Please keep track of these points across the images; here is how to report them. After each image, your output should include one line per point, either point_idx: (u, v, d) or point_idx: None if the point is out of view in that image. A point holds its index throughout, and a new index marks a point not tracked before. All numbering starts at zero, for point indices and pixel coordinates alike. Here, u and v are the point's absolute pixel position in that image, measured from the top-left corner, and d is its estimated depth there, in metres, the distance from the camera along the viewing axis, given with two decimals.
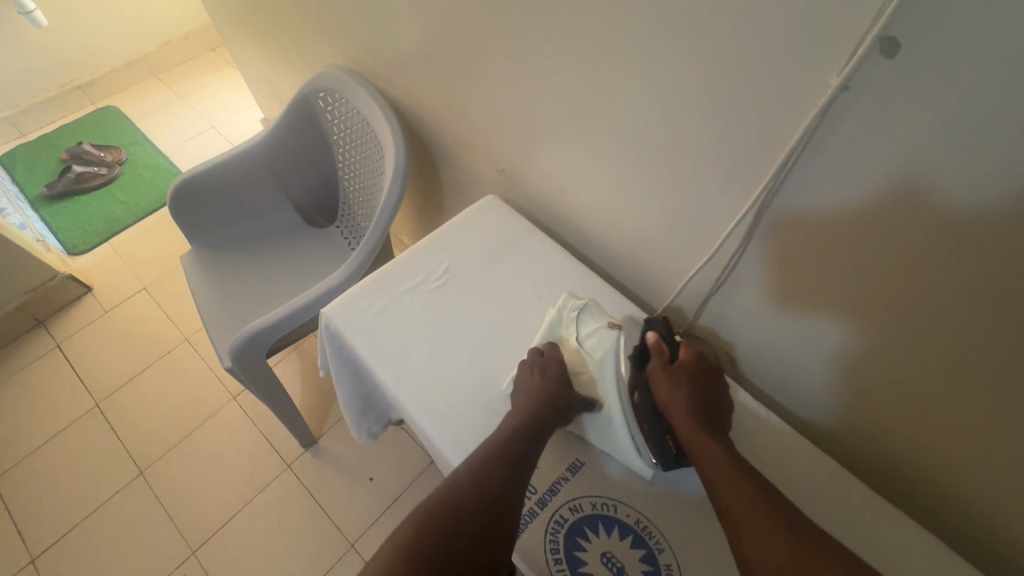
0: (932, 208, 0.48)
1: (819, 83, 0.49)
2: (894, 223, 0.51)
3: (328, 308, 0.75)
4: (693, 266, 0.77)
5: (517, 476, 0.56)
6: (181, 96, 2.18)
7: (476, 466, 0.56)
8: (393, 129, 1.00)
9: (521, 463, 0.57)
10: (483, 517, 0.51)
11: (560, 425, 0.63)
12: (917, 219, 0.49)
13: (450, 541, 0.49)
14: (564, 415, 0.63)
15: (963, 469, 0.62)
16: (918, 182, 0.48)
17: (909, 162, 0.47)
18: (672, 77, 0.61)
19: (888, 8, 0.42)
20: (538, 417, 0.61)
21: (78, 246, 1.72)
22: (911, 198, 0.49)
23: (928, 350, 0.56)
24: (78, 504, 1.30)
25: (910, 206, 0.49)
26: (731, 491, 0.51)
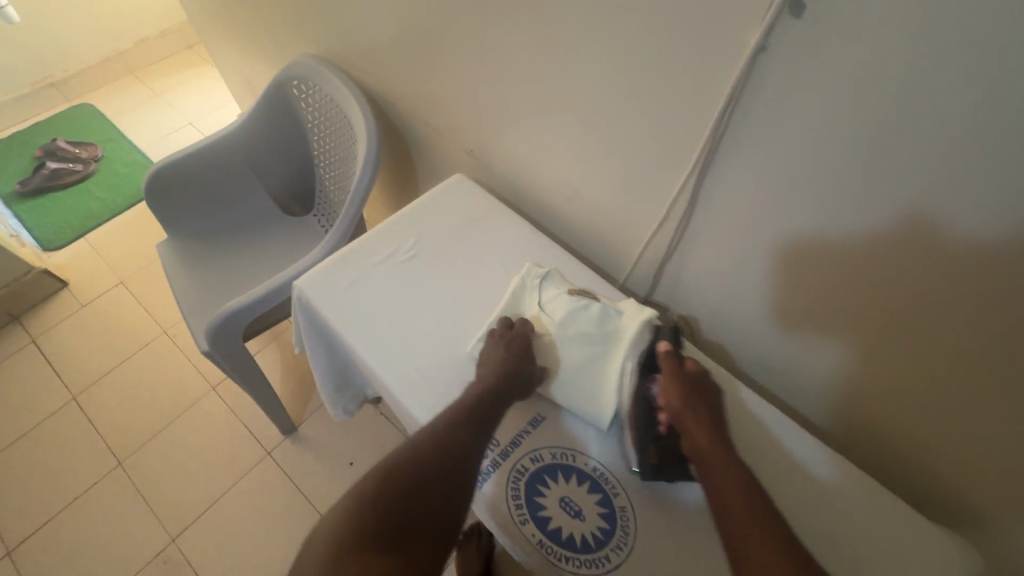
0: (848, 157, 0.53)
1: (742, 44, 0.54)
2: (819, 174, 0.56)
3: (301, 280, 0.78)
4: (649, 233, 0.82)
5: (476, 437, 0.60)
6: (157, 93, 2.18)
7: (438, 428, 0.59)
8: (364, 113, 1.03)
9: (481, 424, 0.61)
10: (442, 473, 0.55)
11: (522, 390, 0.67)
12: (838, 168, 0.54)
13: (412, 493, 0.53)
14: (521, 380, 0.66)
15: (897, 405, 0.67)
16: (833, 134, 0.53)
17: (822, 116, 0.52)
18: (618, 49, 0.66)
19: None
20: (499, 386, 0.64)
21: (53, 242, 1.71)
22: (829, 149, 0.54)
23: (861, 294, 0.61)
24: (55, 497, 1.30)
25: (830, 156, 0.54)
26: (743, 507, 0.51)
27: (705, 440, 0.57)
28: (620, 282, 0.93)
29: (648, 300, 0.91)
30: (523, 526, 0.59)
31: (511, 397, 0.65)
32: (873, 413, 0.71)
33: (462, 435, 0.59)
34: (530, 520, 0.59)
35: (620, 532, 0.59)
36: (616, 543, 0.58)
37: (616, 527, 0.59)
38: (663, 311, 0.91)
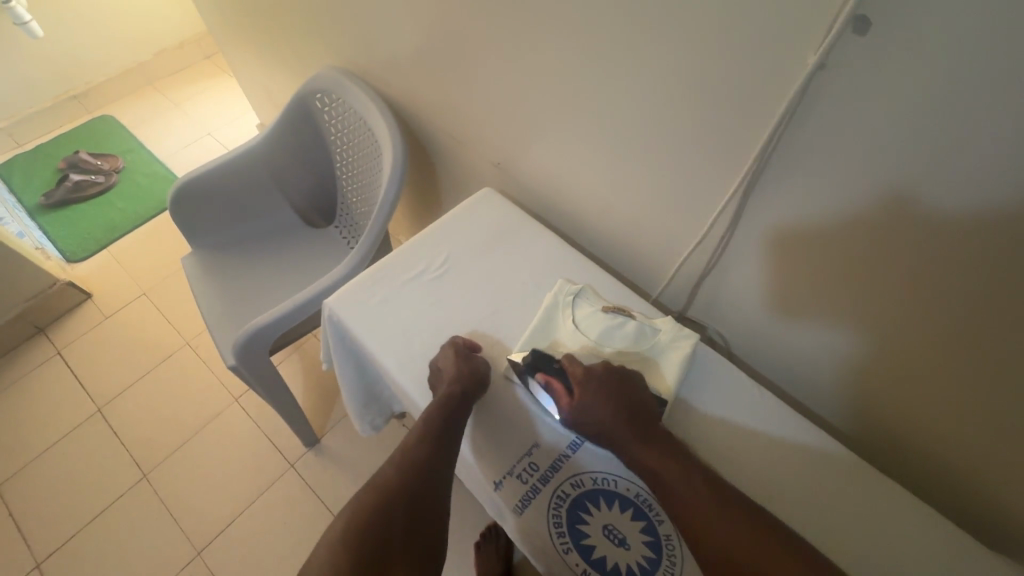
0: (911, 178, 0.50)
1: (797, 63, 0.52)
2: (878, 195, 0.54)
3: (331, 299, 0.77)
4: (685, 249, 0.80)
5: (439, 456, 0.61)
6: (177, 103, 2.20)
7: (404, 453, 0.60)
8: (389, 126, 1.02)
9: (444, 437, 0.61)
10: (412, 497, 0.57)
11: (478, 391, 0.66)
12: (898, 189, 0.52)
13: (387, 523, 0.55)
14: (476, 393, 0.66)
15: (953, 431, 0.64)
16: (896, 153, 0.50)
17: (884, 135, 0.50)
18: (658, 63, 0.64)
19: None
20: (454, 396, 0.63)
21: (77, 254, 1.73)
22: (891, 168, 0.51)
23: (913, 316, 0.59)
24: (81, 509, 1.30)
25: (891, 177, 0.52)
26: (692, 502, 0.52)
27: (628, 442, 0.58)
28: (653, 296, 0.91)
29: (681, 314, 0.90)
30: (566, 554, 0.58)
31: (469, 401, 0.65)
32: (924, 439, 0.68)
33: (426, 460, 0.60)
34: (573, 549, 0.58)
35: (667, 562, 0.57)
36: (663, 574, 0.56)
37: (662, 557, 0.57)
38: (697, 326, 0.89)
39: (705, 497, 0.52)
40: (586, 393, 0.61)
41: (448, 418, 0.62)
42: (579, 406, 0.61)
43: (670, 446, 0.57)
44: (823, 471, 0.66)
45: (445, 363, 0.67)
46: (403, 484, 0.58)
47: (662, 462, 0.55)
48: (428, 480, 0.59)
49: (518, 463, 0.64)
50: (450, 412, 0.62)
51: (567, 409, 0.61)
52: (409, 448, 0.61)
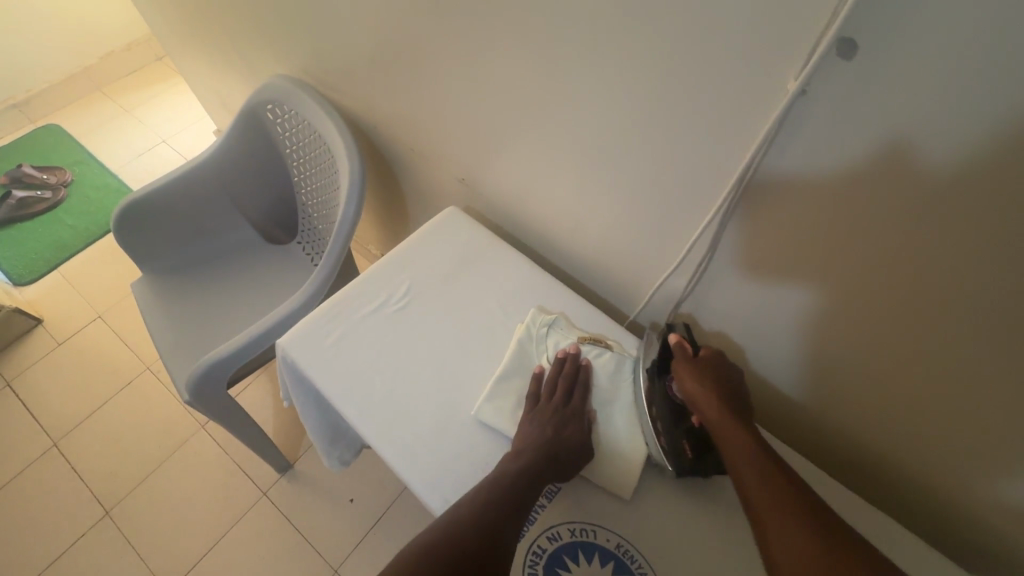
0: (900, 209, 0.47)
1: (777, 86, 0.48)
2: (865, 224, 0.50)
3: (284, 338, 0.71)
4: (663, 270, 0.75)
5: (509, 520, 0.52)
6: (127, 109, 2.08)
7: (467, 505, 0.53)
8: (346, 140, 0.95)
9: (520, 503, 0.54)
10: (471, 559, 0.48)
11: (567, 464, 0.59)
12: (886, 220, 0.49)
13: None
14: (565, 464, 0.59)
15: (949, 458, 0.62)
16: (887, 185, 0.47)
17: (873, 165, 0.46)
18: (628, 78, 0.59)
19: (842, 10, 0.40)
20: (538, 460, 0.57)
21: (24, 277, 1.62)
22: (879, 199, 0.48)
23: (901, 343, 0.56)
24: (39, 553, 1.23)
25: (878, 207, 0.48)
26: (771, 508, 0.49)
27: (717, 418, 0.56)
28: (630, 317, 0.87)
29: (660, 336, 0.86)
30: None
31: (555, 470, 0.58)
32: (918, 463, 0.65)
33: (497, 513, 0.52)
34: None
35: None
36: None
37: None
38: None
39: (787, 495, 0.49)
40: (713, 365, 0.60)
41: (526, 482, 0.56)
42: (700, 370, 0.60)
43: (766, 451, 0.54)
44: None
45: (540, 417, 0.62)
46: (464, 537, 0.50)
47: (748, 448, 0.54)
48: (494, 537, 0.51)
49: None
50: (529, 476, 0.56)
51: (686, 372, 0.60)
52: (481, 492, 0.54)
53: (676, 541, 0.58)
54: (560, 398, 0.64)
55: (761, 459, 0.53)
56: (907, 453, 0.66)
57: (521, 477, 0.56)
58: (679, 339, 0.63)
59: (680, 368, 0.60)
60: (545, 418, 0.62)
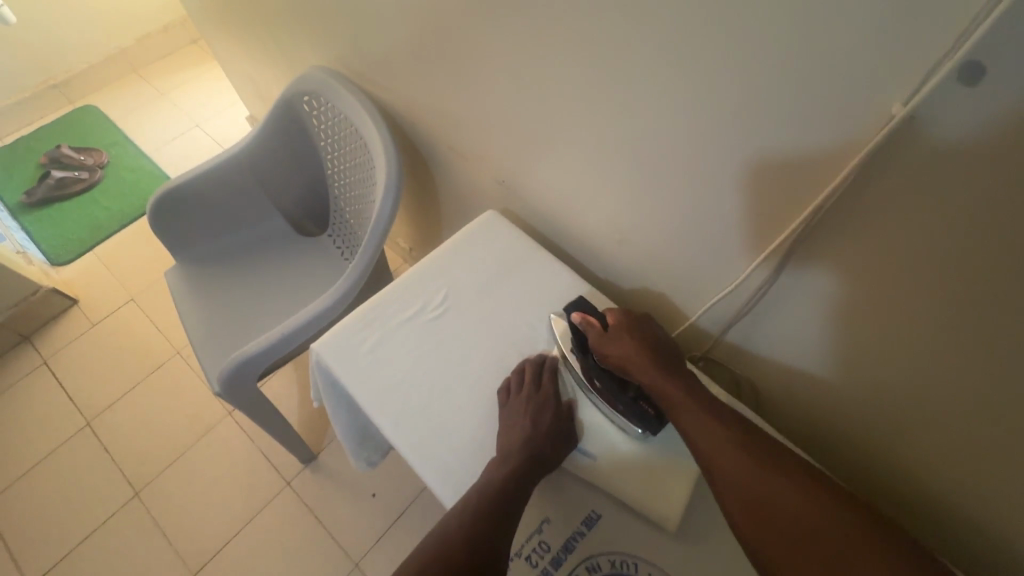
0: (1012, 262, 0.41)
1: (879, 109, 0.43)
2: (967, 274, 0.45)
3: (319, 342, 0.69)
4: (715, 290, 0.71)
5: (500, 528, 0.52)
6: (162, 92, 2.09)
7: (459, 514, 0.53)
8: (383, 137, 0.93)
9: (509, 507, 0.54)
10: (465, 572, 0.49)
11: (551, 464, 0.59)
12: (994, 272, 0.43)
13: None
14: (549, 465, 0.58)
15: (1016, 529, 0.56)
16: (994, 228, 0.41)
17: (978, 207, 0.41)
18: (697, 90, 0.54)
19: (974, 33, 0.35)
20: (525, 463, 0.56)
21: (61, 257, 1.65)
22: (988, 248, 0.42)
23: (990, 404, 0.50)
24: (72, 530, 1.26)
25: (985, 257, 0.43)
26: (713, 449, 0.53)
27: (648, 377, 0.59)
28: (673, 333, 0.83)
29: (706, 356, 0.81)
30: None
31: (540, 473, 0.57)
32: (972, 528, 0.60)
33: (489, 517, 0.52)
34: None
35: None
36: None
37: None
38: (722, 369, 0.80)
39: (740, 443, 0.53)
40: (625, 327, 0.63)
41: (513, 487, 0.55)
42: (614, 336, 0.63)
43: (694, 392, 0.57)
44: None
45: (518, 415, 0.61)
46: (458, 549, 0.50)
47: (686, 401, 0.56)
48: (488, 540, 0.51)
49: (526, 542, 0.56)
50: (517, 479, 0.55)
51: (599, 343, 0.63)
52: (469, 506, 0.54)
53: None
54: (530, 390, 0.63)
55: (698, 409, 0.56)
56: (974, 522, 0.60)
57: (508, 481, 0.55)
58: (585, 318, 0.65)
59: (602, 341, 0.63)
60: (520, 412, 0.61)
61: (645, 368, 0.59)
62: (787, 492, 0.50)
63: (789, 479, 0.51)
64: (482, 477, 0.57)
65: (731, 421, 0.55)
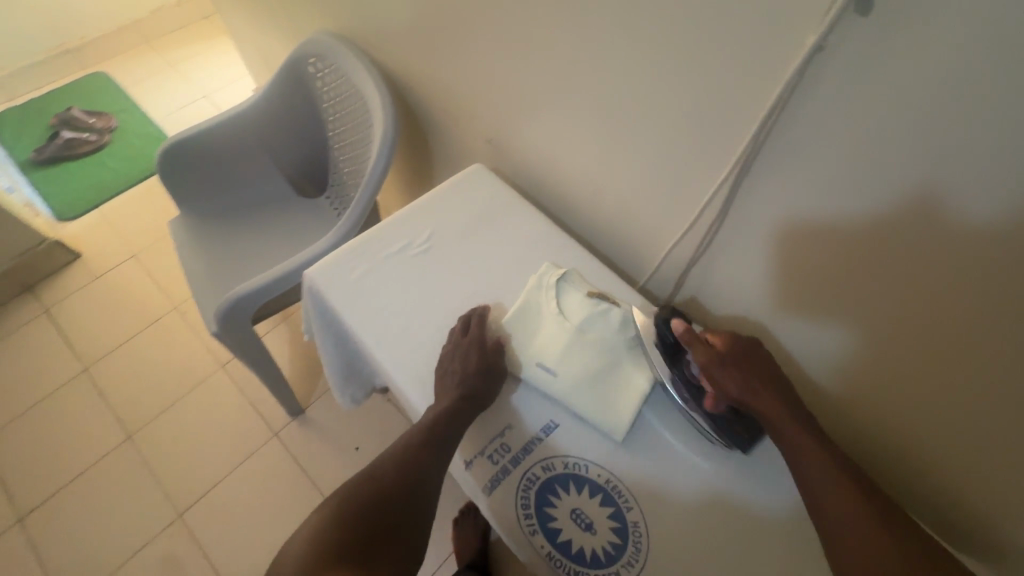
0: (906, 173, 0.48)
1: (798, 44, 0.50)
2: (872, 191, 0.52)
3: (312, 269, 0.75)
4: (676, 237, 0.78)
5: (426, 460, 0.60)
6: (173, 64, 2.15)
7: (394, 451, 0.62)
8: (381, 94, 0.99)
9: (437, 444, 0.60)
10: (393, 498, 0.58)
11: (479, 405, 0.63)
12: (893, 185, 0.50)
13: (364, 518, 0.56)
14: (478, 404, 0.63)
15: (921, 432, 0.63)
16: (890, 142, 0.48)
17: (877, 124, 0.48)
18: (655, 39, 0.61)
19: None
20: (450, 407, 0.61)
21: (66, 213, 1.70)
22: (884, 165, 0.50)
23: (892, 313, 0.57)
24: (64, 467, 1.31)
25: (885, 172, 0.50)
26: (822, 487, 0.53)
27: (767, 410, 0.57)
28: (641, 283, 0.89)
29: (668, 305, 0.88)
30: (532, 536, 0.58)
31: (469, 414, 0.63)
32: (888, 437, 0.68)
33: (417, 453, 0.60)
34: (539, 531, 0.58)
35: (632, 549, 0.57)
36: (627, 559, 0.56)
37: (628, 543, 0.57)
38: (683, 318, 0.87)
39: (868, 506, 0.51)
40: (737, 354, 0.60)
41: (440, 428, 0.61)
42: (727, 363, 0.59)
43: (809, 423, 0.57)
44: None
45: (447, 364, 0.65)
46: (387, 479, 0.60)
47: (806, 443, 0.55)
48: (415, 471, 0.60)
49: (489, 444, 0.63)
50: (442, 420, 0.61)
51: (711, 367, 0.59)
52: (403, 444, 0.62)
53: (667, 482, 0.61)
54: (458, 345, 0.66)
55: (816, 449, 0.55)
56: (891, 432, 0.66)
57: (435, 422, 0.61)
58: (689, 334, 0.61)
59: (711, 364, 0.60)
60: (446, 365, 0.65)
61: (768, 402, 0.57)
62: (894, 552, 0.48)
63: (867, 502, 0.51)
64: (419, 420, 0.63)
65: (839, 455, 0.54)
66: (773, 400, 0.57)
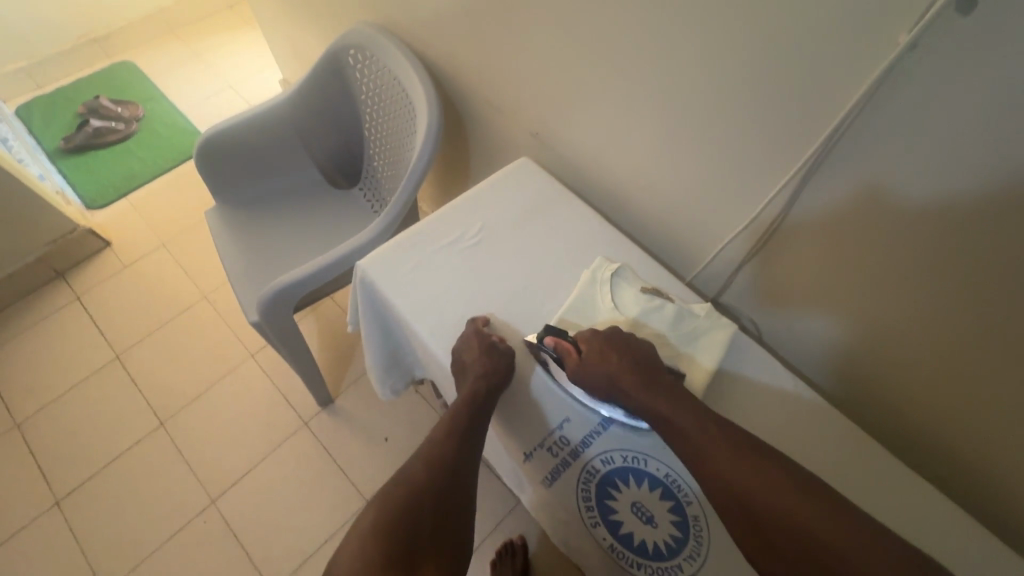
0: (995, 172, 0.48)
1: (885, 42, 0.49)
2: (956, 187, 0.52)
3: (365, 261, 0.76)
4: (729, 234, 0.78)
5: (461, 453, 0.63)
6: (198, 53, 2.15)
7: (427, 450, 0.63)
8: (425, 87, 0.99)
9: (466, 436, 0.64)
10: (437, 495, 0.60)
11: (498, 394, 0.66)
12: (979, 184, 0.50)
13: (414, 518, 0.57)
14: (497, 392, 0.65)
15: (984, 426, 0.64)
16: (978, 141, 0.48)
17: (966, 125, 0.48)
18: (723, 36, 0.60)
19: None
20: (473, 401, 0.64)
21: (96, 202, 1.72)
22: (970, 162, 0.49)
23: (968, 305, 0.58)
24: (98, 452, 1.33)
25: (972, 171, 0.50)
26: (716, 465, 0.53)
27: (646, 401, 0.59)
28: (687, 279, 0.90)
29: (715, 299, 0.89)
30: (593, 528, 0.60)
31: (490, 403, 0.65)
32: (945, 429, 0.69)
33: (450, 448, 0.63)
34: (600, 523, 0.60)
35: (693, 543, 0.57)
36: (689, 554, 0.57)
37: (689, 536, 0.57)
38: (730, 313, 0.88)
39: (758, 464, 0.52)
40: (599, 351, 0.62)
41: (468, 422, 0.64)
42: (589, 363, 0.62)
43: (684, 399, 0.58)
44: (852, 460, 0.66)
45: (464, 356, 0.66)
46: (426, 478, 0.60)
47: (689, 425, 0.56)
48: (452, 465, 0.62)
49: (548, 436, 0.65)
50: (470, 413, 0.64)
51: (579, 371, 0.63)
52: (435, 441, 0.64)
53: None
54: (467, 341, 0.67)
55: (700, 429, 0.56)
56: (957, 426, 0.67)
57: (462, 417, 0.64)
58: (555, 343, 0.65)
59: (581, 367, 0.63)
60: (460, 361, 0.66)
61: (642, 390, 0.59)
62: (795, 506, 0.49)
63: (760, 468, 0.52)
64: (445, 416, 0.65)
65: (722, 427, 0.55)
66: (640, 388, 0.59)
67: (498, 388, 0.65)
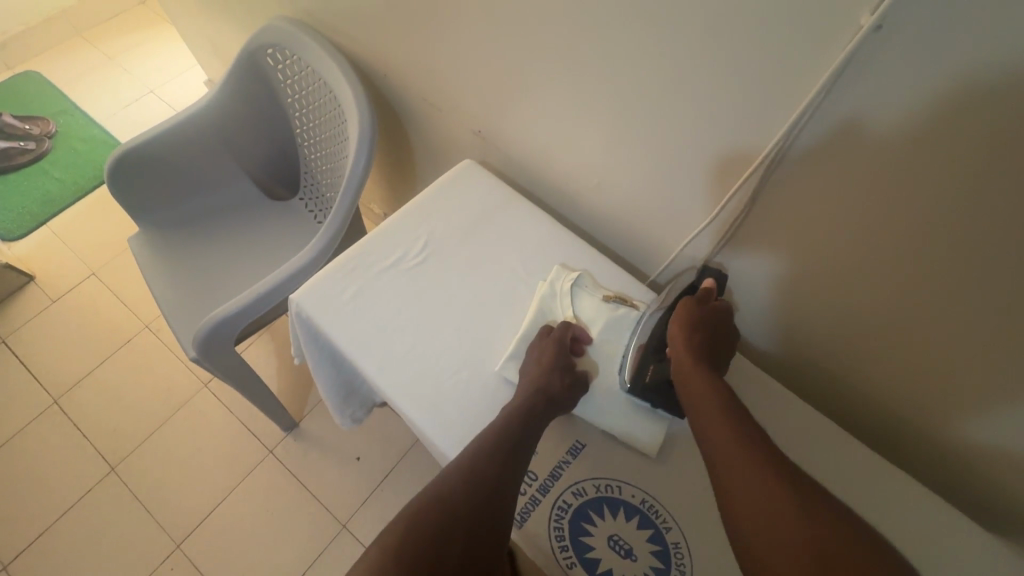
0: (970, 159, 0.44)
1: (845, 24, 0.44)
2: (926, 176, 0.48)
3: (298, 294, 0.68)
4: (691, 229, 0.73)
5: (508, 472, 0.53)
6: (111, 57, 1.96)
7: (468, 456, 0.54)
8: (353, 88, 0.90)
9: (516, 451, 0.54)
10: (473, 518, 0.50)
11: (554, 414, 0.59)
12: (951, 174, 0.46)
13: (441, 542, 0.47)
14: (553, 411, 0.59)
15: (958, 413, 0.62)
16: (951, 129, 0.44)
17: (939, 110, 0.44)
18: (668, 19, 0.54)
19: None
20: (528, 413, 0.57)
21: (12, 232, 1.57)
22: (942, 151, 0.45)
23: (942, 297, 0.55)
24: (44, 508, 1.23)
25: (943, 159, 0.46)
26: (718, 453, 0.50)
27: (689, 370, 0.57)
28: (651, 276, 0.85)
29: None
30: (569, 570, 0.54)
31: (543, 420, 0.58)
32: (918, 416, 0.67)
33: (495, 462, 0.53)
34: (576, 563, 0.54)
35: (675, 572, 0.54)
36: None
37: (671, 566, 0.54)
38: None
39: (755, 466, 0.46)
40: (710, 321, 0.61)
41: (519, 438, 0.55)
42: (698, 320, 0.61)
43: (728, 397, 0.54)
44: None
45: (531, 365, 0.61)
46: (463, 491, 0.51)
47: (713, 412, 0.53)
48: (496, 482, 0.52)
49: None
50: (523, 425, 0.56)
51: (684, 314, 0.61)
52: (477, 449, 0.54)
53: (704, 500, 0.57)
54: (547, 342, 0.63)
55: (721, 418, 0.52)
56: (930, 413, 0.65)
57: (514, 429, 0.56)
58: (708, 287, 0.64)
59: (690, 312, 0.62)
60: (528, 368, 0.61)
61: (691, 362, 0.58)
62: (763, 497, 0.44)
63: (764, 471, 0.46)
64: (495, 422, 0.57)
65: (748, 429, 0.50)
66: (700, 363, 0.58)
67: (555, 405, 0.59)
